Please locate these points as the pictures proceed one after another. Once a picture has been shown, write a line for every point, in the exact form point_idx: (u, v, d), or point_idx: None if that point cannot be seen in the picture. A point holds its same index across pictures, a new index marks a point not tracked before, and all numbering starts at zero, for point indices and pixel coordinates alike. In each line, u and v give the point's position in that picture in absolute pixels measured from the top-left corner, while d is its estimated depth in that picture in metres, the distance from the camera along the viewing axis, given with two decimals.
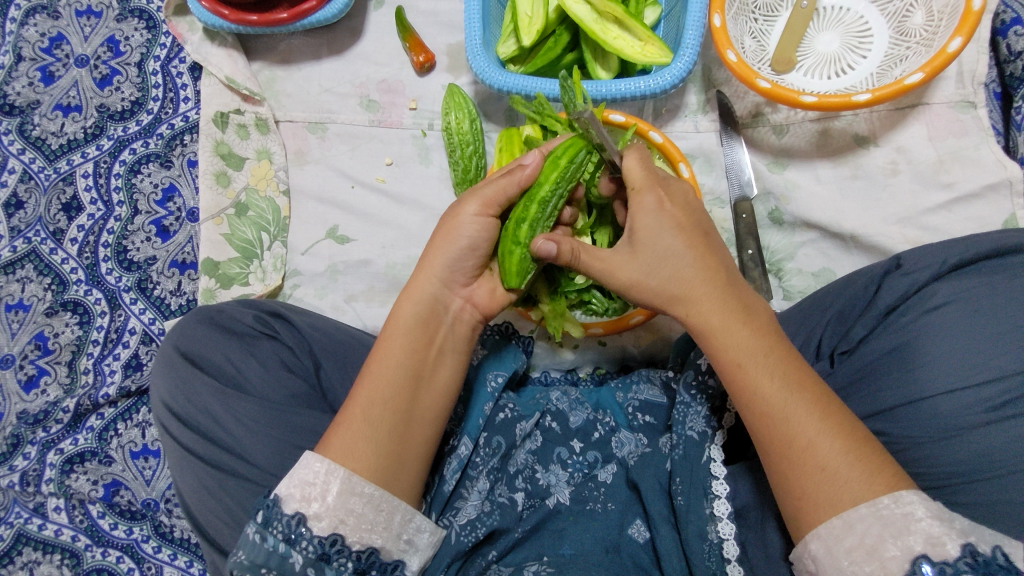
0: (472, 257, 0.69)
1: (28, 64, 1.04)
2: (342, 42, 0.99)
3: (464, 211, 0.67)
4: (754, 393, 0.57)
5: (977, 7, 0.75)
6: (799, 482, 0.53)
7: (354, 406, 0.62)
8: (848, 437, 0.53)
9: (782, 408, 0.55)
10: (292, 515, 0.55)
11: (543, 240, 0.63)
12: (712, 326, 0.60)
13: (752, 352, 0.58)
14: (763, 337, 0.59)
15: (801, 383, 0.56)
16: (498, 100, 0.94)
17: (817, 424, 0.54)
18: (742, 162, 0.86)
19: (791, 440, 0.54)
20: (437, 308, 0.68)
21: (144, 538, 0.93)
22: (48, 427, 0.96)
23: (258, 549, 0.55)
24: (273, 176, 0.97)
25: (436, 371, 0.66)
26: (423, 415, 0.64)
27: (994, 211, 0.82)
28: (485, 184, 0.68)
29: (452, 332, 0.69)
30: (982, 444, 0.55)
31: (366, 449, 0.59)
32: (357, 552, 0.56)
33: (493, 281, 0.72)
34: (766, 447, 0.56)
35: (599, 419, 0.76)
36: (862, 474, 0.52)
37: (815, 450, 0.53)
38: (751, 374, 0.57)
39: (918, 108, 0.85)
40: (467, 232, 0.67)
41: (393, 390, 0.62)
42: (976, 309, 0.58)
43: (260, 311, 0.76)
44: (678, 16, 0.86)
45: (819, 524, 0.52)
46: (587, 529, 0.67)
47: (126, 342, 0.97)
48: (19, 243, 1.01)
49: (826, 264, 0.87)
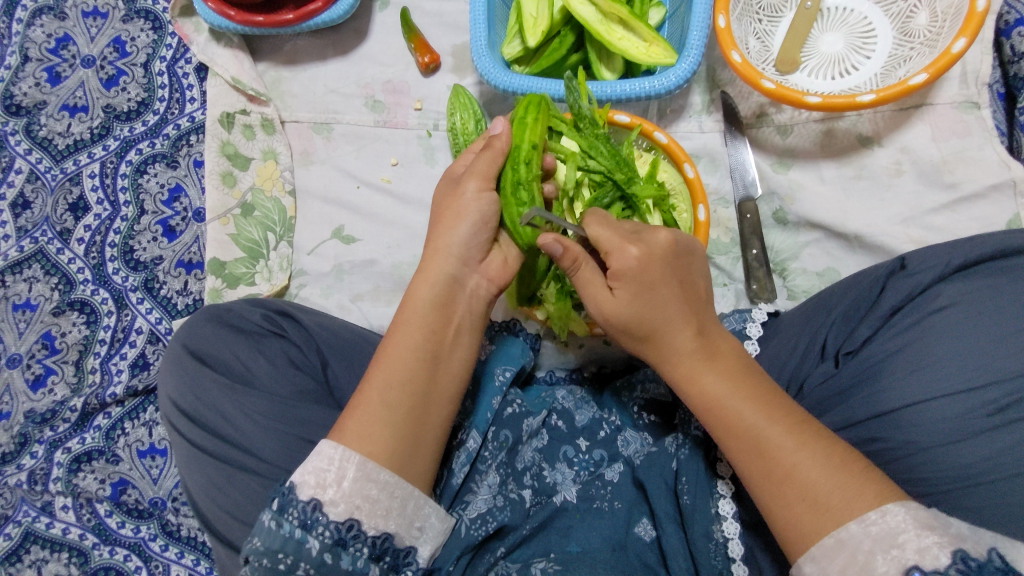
0: (485, 231, 0.69)
1: (35, 65, 1.04)
2: (347, 42, 0.99)
3: (466, 190, 0.68)
4: (733, 427, 0.57)
5: (982, 8, 0.75)
6: (783, 508, 0.54)
7: (370, 389, 0.62)
8: (830, 462, 0.53)
9: (760, 440, 0.56)
10: (308, 501, 0.55)
11: (549, 240, 0.62)
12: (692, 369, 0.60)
13: (730, 393, 0.58)
14: (735, 382, 0.59)
15: (776, 412, 0.57)
16: (503, 101, 0.94)
17: (796, 456, 0.54)
18: (747, 162, 0.86)
19: (769, 471, 0.55)
20: (454, 286, 0.68)
21: (151, 536, 0.93)
22: (55, 426, 0.96)
23: (275, 535, 0.54)
24: (279, 176, 0.97)
25: (453, 352, 0.66)
26: (441, 398, 0.64)
27: (998, 211, 0.83)
28: (479, 160, 0.69)
29: (469, 307, 0.69)
30: (985, 448, 0.55)
31: (385, 434, 0.59)
32: (373, 537, 0.57)
33: (504, 253, 0.73)
34: (751, 477, 0.56)
35: (604, 418, 0.78)
36: (844, 495, 0.52)
37: (794, 480, 0.54)
38: (733, 417, 0.58)
39: (922, 108, 0.86)
40: (477, 209, 0.68)
41: (411, 373, 0.63)
42: (980, 310, 0.59)
43: (268, 310, 0.76)
44: (682, 16, 0.86)
45: (810, 549, 0.52)
46: (593, 527, 0.68)
47: (133, 341, 0.98)
48: (26, 243, 1.01)
49: (830, 264, 0.87)
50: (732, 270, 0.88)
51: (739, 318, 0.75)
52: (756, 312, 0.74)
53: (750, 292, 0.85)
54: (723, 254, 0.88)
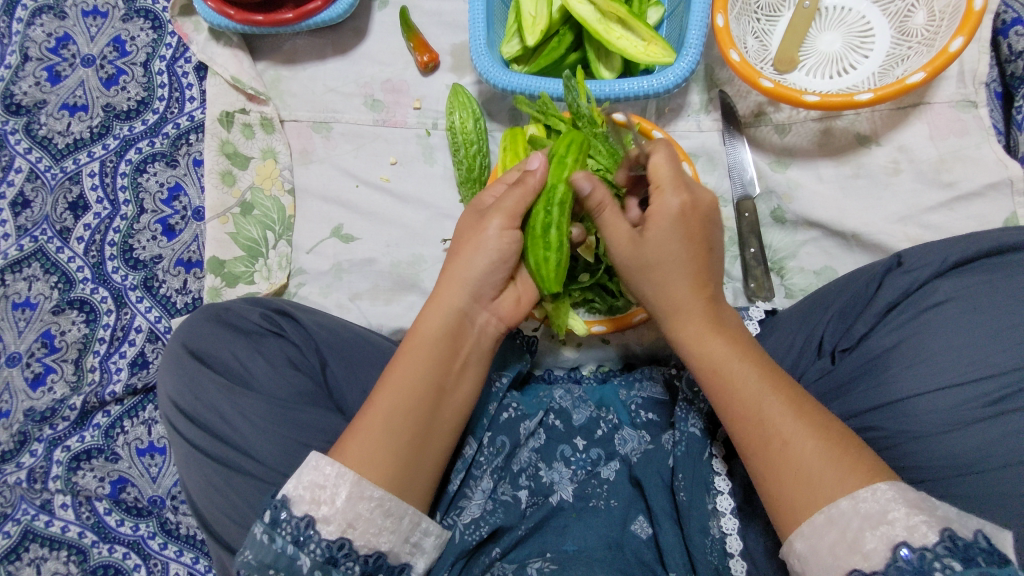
0: (502, 270, 0.69)
1: (35, 64, 1.04)
2: (346, 41, 0.99)
3: (489, 225, 0.68)
4: (731, 393, 0.58)
5: (979, 7, 0.76)
6: (776, 480, 0.54)
7: (375, 411, 0.61)
8: (824, 438, 0.54)
9: (759, 408, 0.56)
10: (302, 517, 0.56)
11: (581, 176, 0.62)
12: (693, 336, 0.63)
13: (732, 359, 0.60)
14: (738, 349, 0.60)
15: (779, 385, 0.57)
16: (502, 100, 0.95)
17: (791, 426, 0.55)
18: (745, 161, 0.86)
19: (763, 440, 0.55)
20: (467, 321, 0.68)
21: (150, 535, 0.93)
22: (55, 424, 0.96)
23: (267, 550, 0.55)
24: (278, 175, 0.97)
25: (459, 385, 0.67)
26: (443, 428, 0.64)
27: (995, 209, 0.83)
28: (507, 194, 0.68)
29: (480, 344, 0.69)
30: (977, 438, 0.55)
31: (385, 458, 0.59)
32: (365, 556, 0.57)
33: (516, 292, 0.73)
34: (744, 445, 0.57)
35: (602, 416, 0.77)
36: (837, 472, 0.52)
37: (787, 451, 0.54)
38: (733, 380, 0.59)
39: (919, 107, 0.86)
40: (498, 245, 0.68)
41: (418, 399, 0.62)
42: (976, 307, 0.59)
43: (266, 309, 0.76)
44: (681, 15, 0.87)
45: (800, 526, 0.52)
46: (590, 526, 0.68)
47: (132, 340, 0.98)
48: (26, 242, 1.01)
49: (827, 263, 0.87)
50: (730, 269, 0.88)
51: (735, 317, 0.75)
52: (754, 308, 0.75)
53: (748, 290, 0.85)
54: None
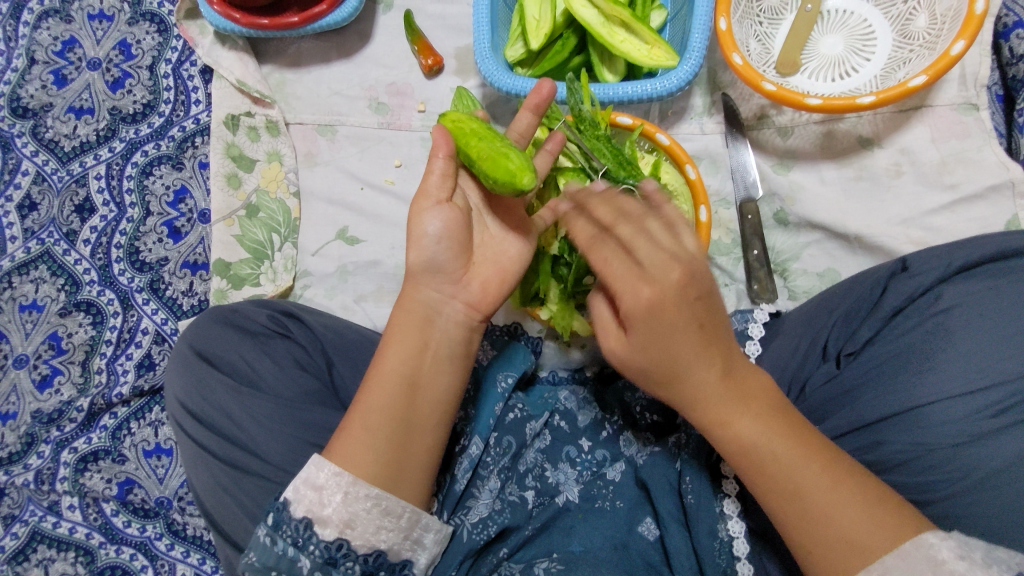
0: (448, 247, 0.64)
1: (41, 67, 1.05)
2: (351, 45, 1.00)
3: (422, 212, 0.65)
4: (763, 468, 0.56)
5: (980, 10, 0.76)
6: (815, 543, 0.53)
7: (356, 412, 0.62)
8: (861, 496, 0.53)
9: (799, 485, 0.54)
10: (300, 520, 0.58)
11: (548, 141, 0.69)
12: (726, 416, 0.57)
13: (760, 432, 0.56)
14: (768, 422, 0.56)
15: (814, 450, 0.55)
16: (506, 103, 0.95)
17: (830, 494, 0.53)
18: (747, 164, 0.87)
19: (803, 515, 0.54)
20: (428, 314, 0.65)
21: (157, 536, 0.94)
22: (62, 426, 0.97)
23: (269, 552, 0.57)
24: (283, 178, 0.98)
25: (427, 377, 0.63)
26: (420, 422, 0.62)
27: (997, 212, 0.83)
28: (429, 176, 0.66)
29: (448, 336, 0.65)
30: (976, 455, 0.56)
31: (367, 456, 0.59)
32: (364, 555, 0.58)
33: (484, 275, 0.67)
34: (781, 513, 0.55)
35: (607, 419, 0.78)
36: (869, 523, 0.51)
37: (827, 522, 0.53)
38: (766, 455, 0.55)
39: (921, 110, 0.87)
40: (431, 225, 0.64)
41: (388, 397, 0.61)
42: (980, 312, 0.59)
43: (274, 311, 0.77)
44: (684, 19, 0.87)
45: (813, 521, 0.53)
46: (596, 527, 0.68)
47: (139, 342, 0.99)
48: (33, 244, 1.02)
49: (830, 265, 0.88)
50: (733, 271, 0.88)
51: (740, 319, 0.76)
52: (757, 312, 0.75)
53: (751, 292, 0.85)
54: (724, 255, 0.89)
